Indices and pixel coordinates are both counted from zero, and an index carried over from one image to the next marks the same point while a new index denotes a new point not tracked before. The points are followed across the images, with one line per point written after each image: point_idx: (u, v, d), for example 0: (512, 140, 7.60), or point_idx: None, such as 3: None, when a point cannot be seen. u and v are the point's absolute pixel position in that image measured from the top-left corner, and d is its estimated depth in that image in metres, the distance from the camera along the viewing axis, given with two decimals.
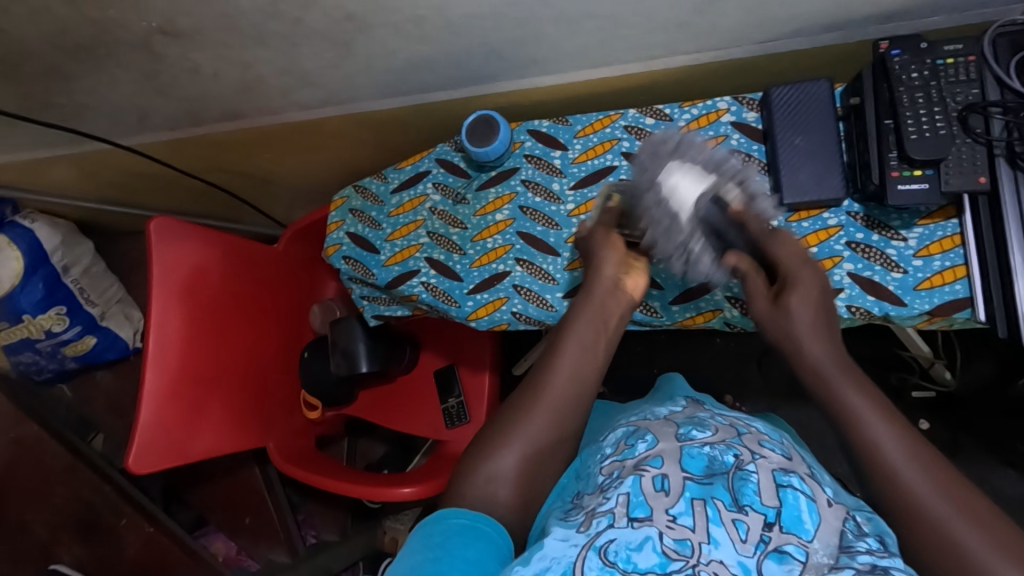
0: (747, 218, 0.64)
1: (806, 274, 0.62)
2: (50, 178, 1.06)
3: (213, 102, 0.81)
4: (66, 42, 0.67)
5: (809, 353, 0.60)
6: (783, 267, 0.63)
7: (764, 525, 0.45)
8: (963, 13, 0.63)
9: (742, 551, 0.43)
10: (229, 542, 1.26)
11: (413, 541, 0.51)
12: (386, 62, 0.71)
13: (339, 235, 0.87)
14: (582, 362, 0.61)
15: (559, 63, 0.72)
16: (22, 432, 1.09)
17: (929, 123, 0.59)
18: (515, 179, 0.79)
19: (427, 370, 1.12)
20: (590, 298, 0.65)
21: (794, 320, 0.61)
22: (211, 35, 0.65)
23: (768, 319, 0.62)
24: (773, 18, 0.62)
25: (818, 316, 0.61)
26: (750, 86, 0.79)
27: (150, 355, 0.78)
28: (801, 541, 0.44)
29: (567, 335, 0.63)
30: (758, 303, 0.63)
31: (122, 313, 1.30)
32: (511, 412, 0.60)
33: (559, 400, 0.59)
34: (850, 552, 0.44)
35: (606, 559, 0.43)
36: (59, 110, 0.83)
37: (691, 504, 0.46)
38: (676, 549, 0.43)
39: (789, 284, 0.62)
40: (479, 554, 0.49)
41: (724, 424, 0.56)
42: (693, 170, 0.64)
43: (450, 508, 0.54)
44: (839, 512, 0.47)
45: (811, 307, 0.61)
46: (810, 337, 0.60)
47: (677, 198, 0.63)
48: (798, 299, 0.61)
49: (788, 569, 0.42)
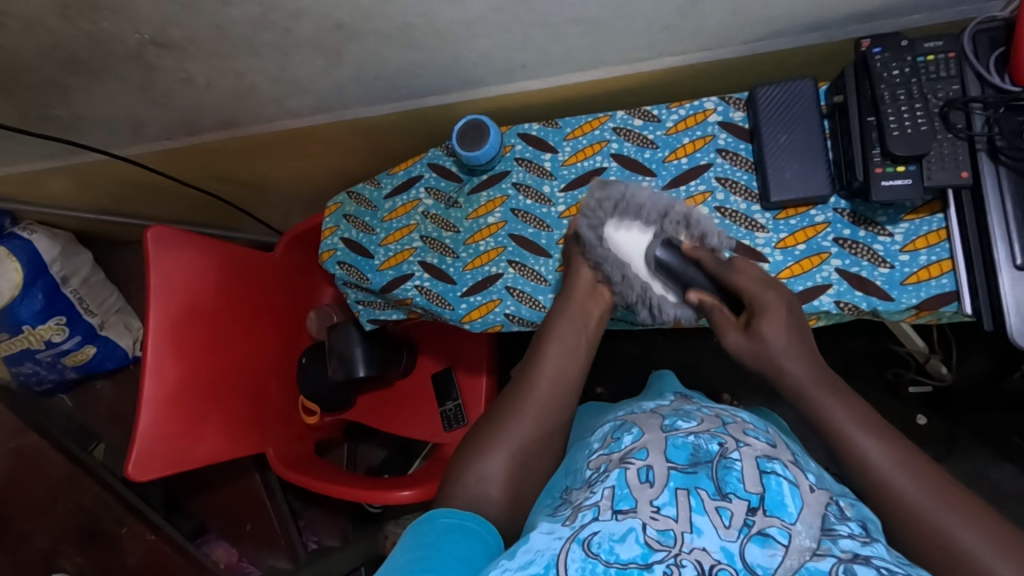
0: (699, 255, 0.66)
1: (772, 297, 0.62)
2: (48, 189, 1.07)
3: (207, 111, 0.82)
4: (61, 55, 0.68)
5: (789, 372, 0.60)
6: (747, 295, 0.63)
7: (748, 511, 0.45)
8: (942, 11, 0.64)
9: (725, 537, 0.44)
10: (230, 549, 1.26)
11: (402, 543, 0.51)
12: (376, 69, 0.72)
13: (334, 241, 0.88)
14: (565, 363, 0.63)
15: (547, 67, 0.73)
16: (23, 442, 1.10)
17: (910, 120, 0.59)
18: (506, 182, 0.80)
19: (426, 374, 1.12)
20: (568, 305, 0.67)
21: (766, 346, 0.61)
22: (203, 46, 0.66)
23: (743, 347, 0.63)
24: (755, 19, 0.63)
25: (793, 332, 0.61)
26: (737, 86, 0.80)
27: (150, 362, 0.79)
28: (784, 524, 0.45)
29: (547, 339, 0.65)
30: (730, 336, 0.64)
31: (121, 323, 1.31)
32: (497, 413, 0.62)
33: (544, 398, 0.61)
34: (833, 535, 0.44)
35: (589, 551, 0.44)
36: (55, 122, 0.84)
37: (674, 495, 0.47)
38: (659, 539, 0.44)
39: (758, 311, 0.62)
40: (467, 551, 0.49)
41: (709, 415, 0.57)
42: (634, 225, 0.68)
43: (440, 508, 0.54)
44: (821, 497, 0.48)
45: (785, 330, 0.61)
46: (786, 355, 0.60)
47: (622, 252, 0.67)
48: (768, 326, 0.61)
49: (770, 555, 0.43)
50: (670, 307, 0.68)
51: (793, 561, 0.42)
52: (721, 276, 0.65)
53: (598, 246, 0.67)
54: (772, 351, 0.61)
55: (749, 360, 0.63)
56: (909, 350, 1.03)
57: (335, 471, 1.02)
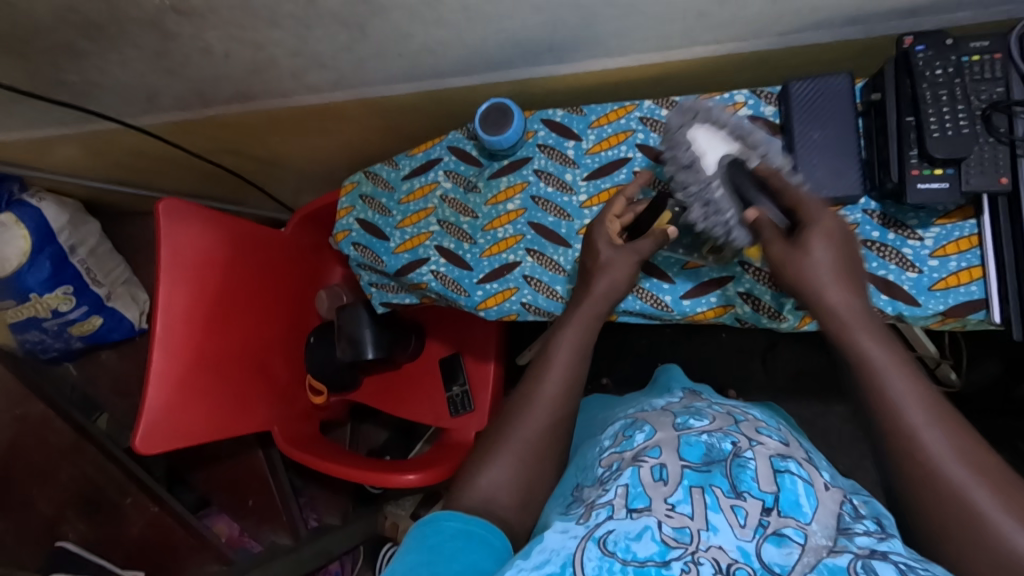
0: (769, 173, 0.59)
1: (826, 214, 0.57)
2: (57, 157, 1.05)
3: (224, 83, 0.81)
4: (77, 19, 0.66)
5: (830, 296, 0.54)
6: (803, 211, 0.57)
7: (762, 510, 0.44)
8: (989, 9, 0.61)
9: (740, 535, 0.43)
10: (232, 523, 1.24)
11: (406, 543, 0.51)
12: (398, 46, 0.70)
13: (349, 221, 0.87)
14: (572, 362, 0.61)
15: (575, 51, 0.71)
16: (28, 410, 1.13)
17: (951, 122, 0.58)
18: (527, 168, 0.78)
19: (435, 358, 1.11)
20: (577, 313, 0.64)
21: (812, 259, 0.55)
22: (223, 15, 0.64)
23: (784, 262, 0.56)
24: (796, 10, 0.61)
25: (840, 258, 0.55)
26: (767, 79, 0.78)
27: (157, 337, 0.78)
28: (799, 524, 0.44)
29: (553, 344, 0.62)
30: (773, 246, 0.57)
31: (128, 294, 1.30)
32: (504, 413, 0.61)
33: (554, 396, 0.60)
34: (848, 534, 0.44)
35: (605, 550, 0.43)
36: (70, 88, 0.83)
37: (689, 492, 0.46)
38: (675, 537, 0.43)
39: (808, 225, 0.56)
40: (472, 560, 0.48)
41: (720, 412, 0.56)
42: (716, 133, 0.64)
43: (445, 510, 0.54)
44: (836, 495, 0.48)
45: (831, 246, 0.55)
46: (831, 284, 0.55)
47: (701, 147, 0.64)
48: (818, 238, 0.55)
49: (786, 553, 0.42)
50: (721, 214, 0.62)
51: (810, 559, 0.41)
52: (784, 189, 0.58)
53: (680, 134, 0.65)
54: (816, 270, 0.55)
55: (789, 276, 0.56)
56: (919, 354, 1.00)
57: (340, 452, 1.01)
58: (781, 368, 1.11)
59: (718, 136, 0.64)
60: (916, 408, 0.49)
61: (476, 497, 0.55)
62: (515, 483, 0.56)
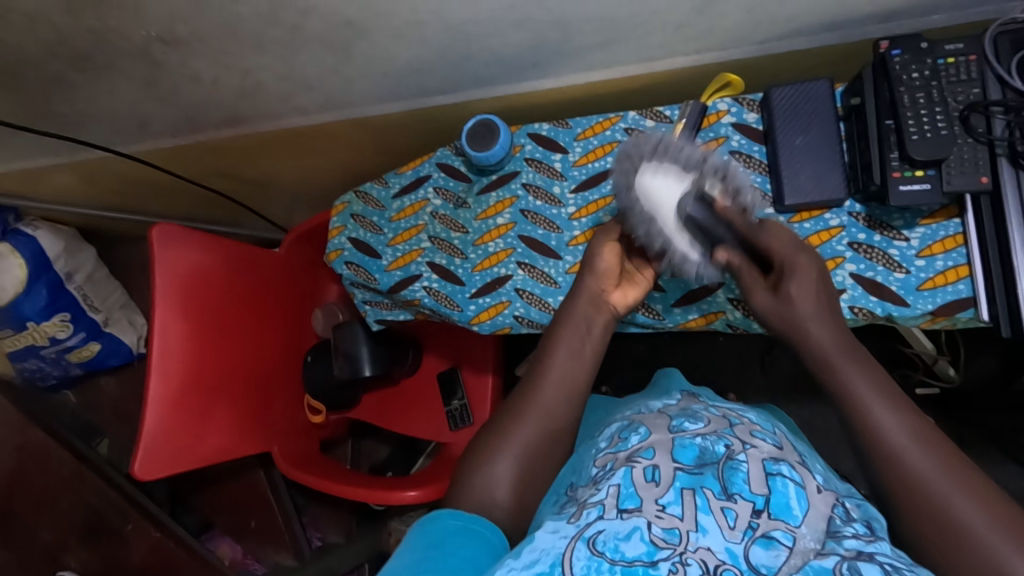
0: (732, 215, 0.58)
1: (803, 259, 0.57)
2: (49, 185, 1.05)
3: (213, 108, 0.81)
4: (66, 51, 0.67)
5: (813, 335, 0.56)
6: (777, 256, 0.58)
7: (753, 512, 0.45)
8: (963, 11, 0.63)
9: (730, 537, 0.43)
10: (235, 545, 1.24)
11: (407, 540, 0.51)
12: (383, 66, 0.71)
13: (341, 240, 0.87)
14: (568, 363, 0.61)
15: (558, 65, 0.72)
16: (27, 439, 1.12)
17: (930, 124, 0.59)
18: (515, 183, 0.79)
19: (431, 374, 1.12)
20: (570, 309, 0.64)
21: (795, 308, 0.57)
22: (210, 43, 0.65)
23: (769, 310, 0.58)
24: (774, 18, 0.62)
25: (820, 300, 0.57)
26: (751, 86, 0.79)
27: (154, 361, 0.79)
28: (788, 527, 0.44)
29: (548, 347, 0.62)
30: (757, 294, 0.59)
31: (125, 319, 1.30)
32: (497, 420, 0.60)
33: (547, 405, 0.59)
34: (837, 537, 0.44)
35: (595, 549, 0.44)
36: (61, 119, 0.83)
37: (680, 494, 0.46)
38: (665, 537, 0.44)
39: (787, 271, 0.57)
40: (473, 552, 0.49)
41: (716, 415, 0.57)
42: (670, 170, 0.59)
43: (445, 508, 0.54)
44: (828, 498, 0.48)
45: (813, 293, 0.57)
46: (816, 321, 0.56)
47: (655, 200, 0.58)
48: (798, 288, 0.57)
49: (773, 555, 0.43)
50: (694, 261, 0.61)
51: (797, 561, 0.42)
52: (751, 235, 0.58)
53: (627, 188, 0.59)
54: (799, 315, 0.56)
55: (774, 324, 0.59)
56: (916, 352, 1.01)
57: (340, 469, 1.01)
58: (780, 371, 1.11)
59: (670, 177, 0.58)
60: (894, 425, 0.50)
61: (471, 506, 0.55)
62: (510, 497, 0.56)
